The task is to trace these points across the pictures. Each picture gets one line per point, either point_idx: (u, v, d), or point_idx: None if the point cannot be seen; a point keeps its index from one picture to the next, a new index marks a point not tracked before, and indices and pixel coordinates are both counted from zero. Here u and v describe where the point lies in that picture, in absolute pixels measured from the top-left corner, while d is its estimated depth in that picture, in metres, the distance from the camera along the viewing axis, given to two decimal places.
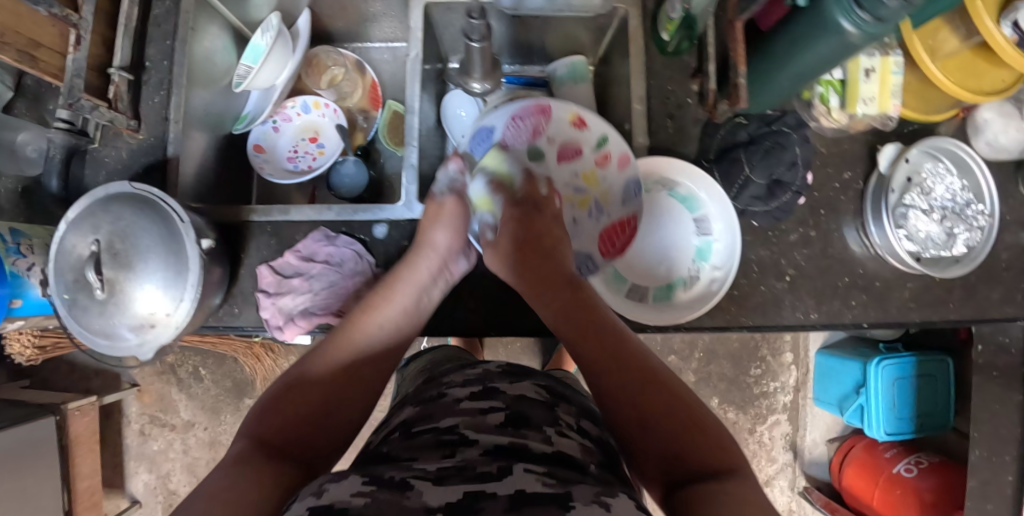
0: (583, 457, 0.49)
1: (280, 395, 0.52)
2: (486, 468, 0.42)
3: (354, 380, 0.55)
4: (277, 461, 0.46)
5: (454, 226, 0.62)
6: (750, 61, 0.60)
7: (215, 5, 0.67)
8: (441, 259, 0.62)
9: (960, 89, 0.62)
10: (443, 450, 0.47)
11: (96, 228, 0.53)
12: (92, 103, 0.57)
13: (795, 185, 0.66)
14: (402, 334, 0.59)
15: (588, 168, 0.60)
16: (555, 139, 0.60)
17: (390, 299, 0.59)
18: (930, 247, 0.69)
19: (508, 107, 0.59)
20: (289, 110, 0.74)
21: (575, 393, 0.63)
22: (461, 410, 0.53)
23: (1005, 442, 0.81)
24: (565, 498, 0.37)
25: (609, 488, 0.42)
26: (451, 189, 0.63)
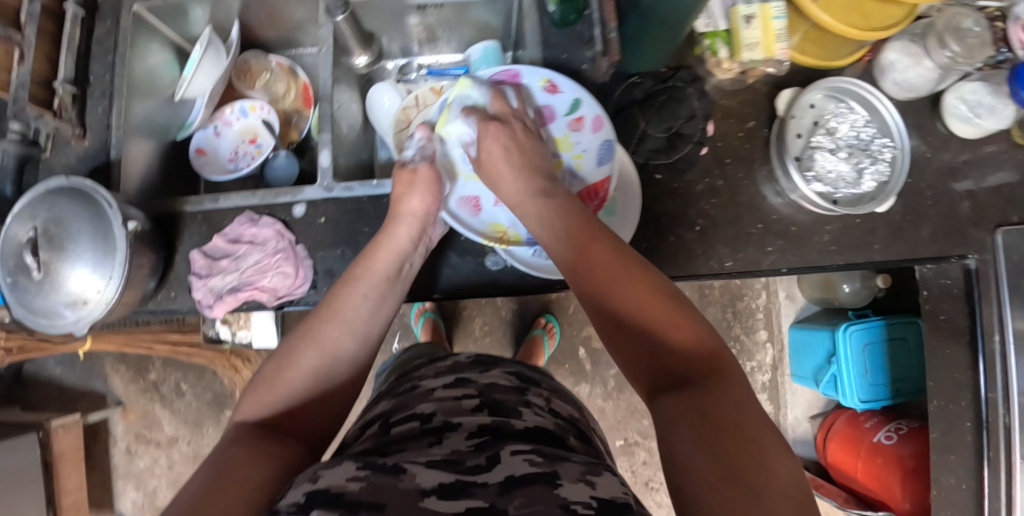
0: (559, 432, 0.49)
1: (269, 372, 0.53)
2: (475, 460, 0.41)
3: (340, 357, 0.55)
4: (277, 438, 0.48)
5: (427, 192, 0.64)
6: (629, 19, 0.63)
7: (155, 25, 0.74)
8: (421, 222, 0.64)
9: (846, 27, 0.64)
10: (428, 438, 0.46)
11: (34, 217, 0.59)
12: (36, 112, 0.64)
13: (696, 136, 0.68)
14: (387, 304, 0.60)
15: (561, 134, 0.68)
16: (529, 99, 0.68)
17: (372, 269, 0.60)
18: (840, 187, 0.70)
19: (478, 77, 0.67)
20: (228, 115, 0.81)
21: (541, 374, 0.62)
22: (438, 398, 0.52)
23: (960, 388, 0.77)
24: (552, 478, 0.38)
25: (592, 466, 0.42)
26: (422, 157, 0.66)
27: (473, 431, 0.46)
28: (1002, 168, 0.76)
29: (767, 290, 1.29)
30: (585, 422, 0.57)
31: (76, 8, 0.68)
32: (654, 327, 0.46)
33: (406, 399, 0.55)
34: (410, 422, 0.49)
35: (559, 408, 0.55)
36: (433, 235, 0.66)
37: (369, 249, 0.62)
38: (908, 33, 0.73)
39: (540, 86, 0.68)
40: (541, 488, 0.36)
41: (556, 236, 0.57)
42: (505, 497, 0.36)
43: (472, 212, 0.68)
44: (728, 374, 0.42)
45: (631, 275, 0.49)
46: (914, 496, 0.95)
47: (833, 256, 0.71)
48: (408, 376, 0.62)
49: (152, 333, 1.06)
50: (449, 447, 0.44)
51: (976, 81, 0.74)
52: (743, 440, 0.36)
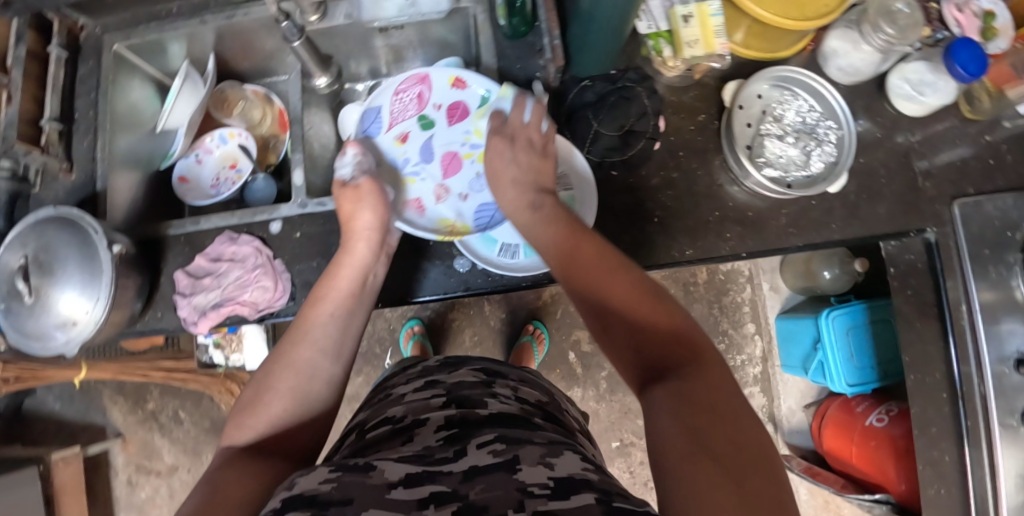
0: (524, 414, 0.50)
1: (249, 399, 0.54)
2: (442, 453, 0.42)
3: (316, 375, 0.57)
4: (264, 457, 0.49)
5: (373, 206, 0.67)
6: (573, 26, 0.67)
7: (135, 62, 0.79)
8: (378, 235, 0.66)
9: (778, 17, 0.67)
10: (401, 437, 0.47)
11: (24, 245, 0.62)
12: (25, 148, 0.69)
13: (648, 132, 0.74)
14: (354, 318, 0.63)
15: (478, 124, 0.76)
16: (440, 102, 0.76)
17: (335, 287, 0.63)
18: (792, 170, 0.73)
19: (389, 86, 0.75)
20: (208, 143, 0.86)
21: (509, 367, 0.62)
22: (408, 401, 0.53)
23: (932, 359, 0.76)
24: (511, 463, 0.38)
25: (553, 447, 0.42)
26: (359, 173, 0.69)
27: (440, 425, 0.47)
28: (955, 144, 0.79)
29: (751, 284, 1.31)
30: (553, 404, 0.58)
31: (59, 50, 0.73)
32: (640, 317, 0.50)
33: (380, 408, 0.55)
34: (383, 427, 0.50)
35: (527, 394, 0.56)
36: (388, 243, 0.69)
37: (331, 268, 0.65)
38: (845, 20, 0.75)
39: (447, 84, 0.75)
40: (500, 475, 0.37)
41: (549, 243, 0.61)
42: (467, 483, 0.37)
43: (418, 212, 0.74)
44: (707, 355, 0.45)
45: (618, 274, 0.54)
46: (907, 475, 0.94)
47: (791, 238, 0.73)
48: (382, 387, 0.62)
49: (147, 361, 1.09)
50: (420, 444, 0.44)
51: (917, 61, 0.76)
52: (716, 410, 0.39)
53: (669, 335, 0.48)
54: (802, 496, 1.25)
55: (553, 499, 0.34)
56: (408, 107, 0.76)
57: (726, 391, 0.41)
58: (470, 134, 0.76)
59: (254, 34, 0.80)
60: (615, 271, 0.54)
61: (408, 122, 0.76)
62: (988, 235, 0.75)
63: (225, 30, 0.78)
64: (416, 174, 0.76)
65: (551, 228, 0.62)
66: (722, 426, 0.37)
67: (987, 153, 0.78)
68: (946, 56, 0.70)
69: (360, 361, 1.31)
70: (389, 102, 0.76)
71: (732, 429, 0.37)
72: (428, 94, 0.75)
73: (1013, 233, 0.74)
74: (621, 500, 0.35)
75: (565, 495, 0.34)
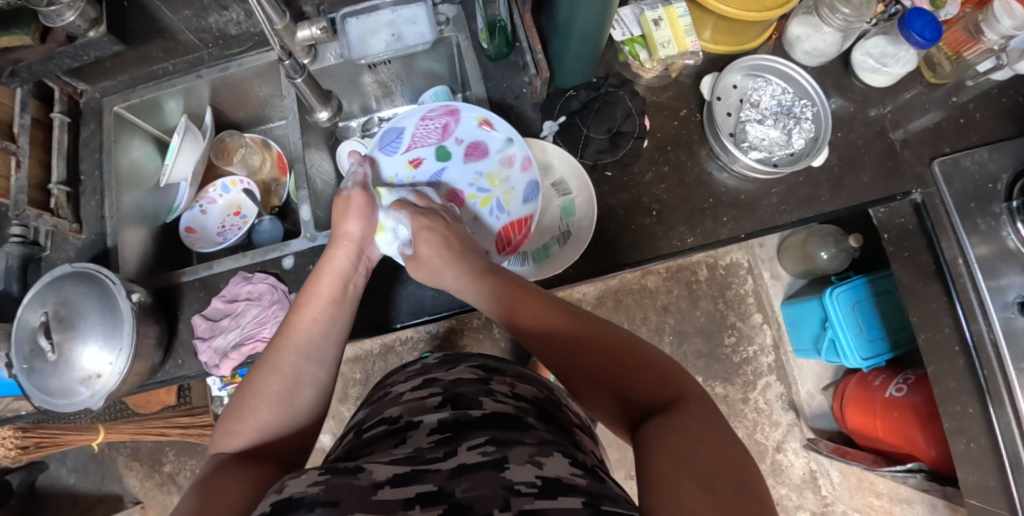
0: (518, 414, 0.49)
1: (236, 403, 0.54)
2: (433, 454, 0.42)
3: (302, 379, 0.55)
4: (253, 463, 0.49)
5: (363, 216, 0.64)
6: (553, 39, 0.71)
7: (133, 121, 0.82)
8: (358, 246, 0.64)
9: (742, 12, 0.71)
10: (394, 439, 0.47)
11: (45, 303, 0.63)
12: (36, 213, 0.70)
13: (636, 132, 0.74)
14: (337, 323, 0.60)
15: (493, 169, 0.70)
16: (462, 137, 0.71)
17: (317, 293, 0.60)
18: (775, 150, 0.76)
19: (417, 110, 0.71)
20: (212, 193, 0.88)
21: (507, 364, 0.63)
22: (405, 401, 0.53)
23: (938, 316, 0.78)
24: (499, 461, 0.39)
25: (544, 447, 0.42)
26: (356, 184, 0.65)
27: (433, 427, 0.46)
28: (926, 110, 0.83)
29: (751, 275, 1.32)
30: (551, 401, 0.58)
31: (62, 116, 0.75)
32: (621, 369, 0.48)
33: (378, 407, 0.55)
34: (380, 427, 0.50)
35: (524, 392, 0.56)
36: (371, 256, 0.67)
37: (313, 276, 0.62)
38: (803, 7, 0.81)
39: (474, 122, 0.71)
40: (488, 472, 0.37)
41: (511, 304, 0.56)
42: (454, 480, 0.37)
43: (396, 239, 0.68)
44: (697, 402, 0.44)
45: (592, 327, 0.52)
46: (936, 441, 0.94)
47: (784, 215, 0.76)
48: (382, 384, 0.63)
49: (163, 419, 1.10)
50: (412, 445, 0.44)
51: (876, 36, 0.81)
52: (706, 456, 0.37)
53: (661, 390, 0.46)
54: (834, 479, 1.24)
55: (540, 498, 0.35)
56: (431, 134, 0.71)
57: (718, 439, 0.39)
58: (481, 177, 0.71)
59: (248, 83, 0.83)
60: (587, 325, 0.52)
61: (425, 149, 0.71)
62: (971, 189, 0.78)
63: (220, 82, 0.81)
64: None
65: (511, 283, 0.59)
66: (712, 473, 0.36)
67: (957, 114, 0.83)
68: (902, 29, 0.74)
69: None
70: (413, 125, 0.70)
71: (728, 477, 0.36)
72: (455, 127, 0.71)
73: (994, 184, 0.78)
74: (609, 503, 0.35)
75: (552, 496, 0.35)
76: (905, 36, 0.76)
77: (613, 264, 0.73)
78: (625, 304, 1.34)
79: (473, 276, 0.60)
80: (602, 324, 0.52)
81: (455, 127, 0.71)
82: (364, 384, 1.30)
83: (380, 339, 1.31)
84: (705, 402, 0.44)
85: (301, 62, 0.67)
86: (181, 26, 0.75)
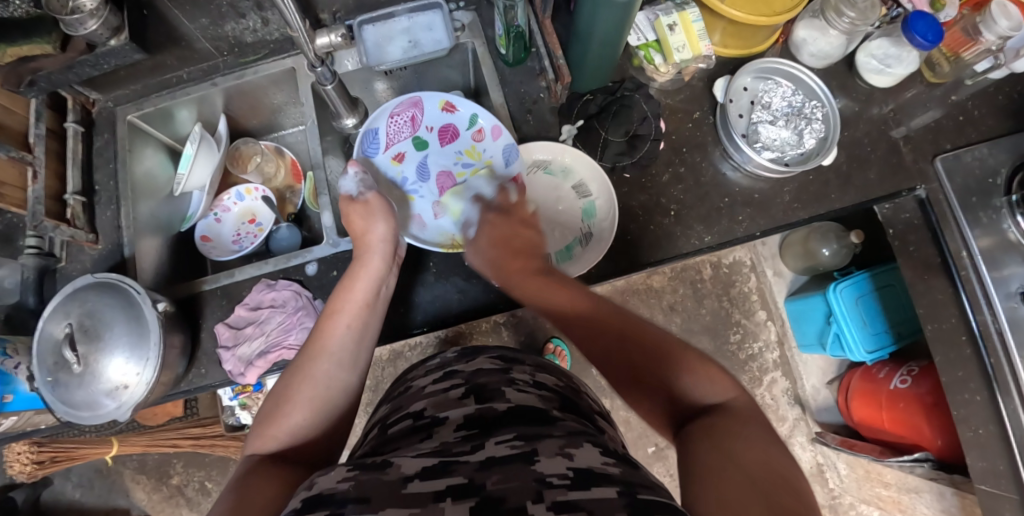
0: (543, 405, 0.46)
1: (269, 410, 0.53)
2: (460, 448, 0.39)
3: (334, 386, 0.55)
4: (286, 464, 0.49)
5: (383, 215, 0.66)
6: (573, 43, 0.72)
7: (146, 130, 0.81)
8: (391, 247, 0.66)
9: (754, 17, 0.73)
10: (420, 434, 0.44)
11: (68, 314, 0.62)
12: (53, 223, 0.69)
13: (652, 134, 0.75)
14: (370, 329, 0.61)
15: (469, 145, 0.77)
16: (431, 124, 0.77)
17: (351, 298, 0.61)
18: (787, 150, 0.78)
19: (384, 108, 0.75)
20: (226, 202, 0.88)
21: (527, 354, 0.60)
22: (428, 394, 0.50)
23: (945, 307, 0.80)
24: (529, 455, 0.36)
25: (573, 438, 0.40)
26: (365, 189, 0.68)
27: (459, 423, 0.43)
28: (927, 107, 0.86)
29: (755, 273, 1.35)
30: (572, 389, 0.55)
31: (76, 125, 0.75)
32: (665, 367, 0.49)
33: (401, 402, 0.53)
34: (405, 421, 0.47)
35: (545, 380, 0.53)
36: (399, 253, 0.69)
37: (346, 282, 0.63)
38: (810, 11, 0.83)
39: (439, 107, 0.76)
40: (518, 466, 0.34)
41: (558, 305, 0.59)
42: (484, 472, 0.34)
43: (419, 227, 0.76)
44: (742, 409, 0.45)
45: (632, 328, 0.53)
46: (943, 430, 0.96)
47: (797, 213, 0.78)
48: (403, 380, 0.61)
49: (175, 431, 1.09)
50: (438, 440, 0.41)
51: (879, 39, 0.84)
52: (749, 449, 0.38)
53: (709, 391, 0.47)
54: (841, 471, 1.27)
55: (574, 489, 0.32)
56: (404, 128, 0.77)
57: (762, 437, 0.40)
58: (461, 154, 0.77)
59: (263, 90, 0.83)
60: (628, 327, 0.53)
61: (404, 143, 0.77)
62: (973, 184, 0.81)
63: (234, 90, 0.81)
64: (415, 192, 0.77)
65: (554, 285, 0.60)
66: (755, 462, 0.37)
67: (957, 111, 0.85)
68: (905, 31, 0.77)
69: None
70: (386, 124, 0.76)
71: (773, 467, 0.37)
72: (422, 117, 0.76)
73: (994, 179, 0.80)
74: (645, 490, 0.33)
75: (585, 486, 0.32)
76: (907, 39, 0.78)
77: (634, 264, 0.74)
78: (631, 304, 1.36)
79: (527, 276, 0.63)
80: (642, 322, 0.53)
81: (422, 116, 0.77)
82: (374, 391, 1.30)
83: (389, 345, 1.30)
84: (748, 408, 0.45)
85: (331, 69, 0.69)
86: (197, 34, 0.74)
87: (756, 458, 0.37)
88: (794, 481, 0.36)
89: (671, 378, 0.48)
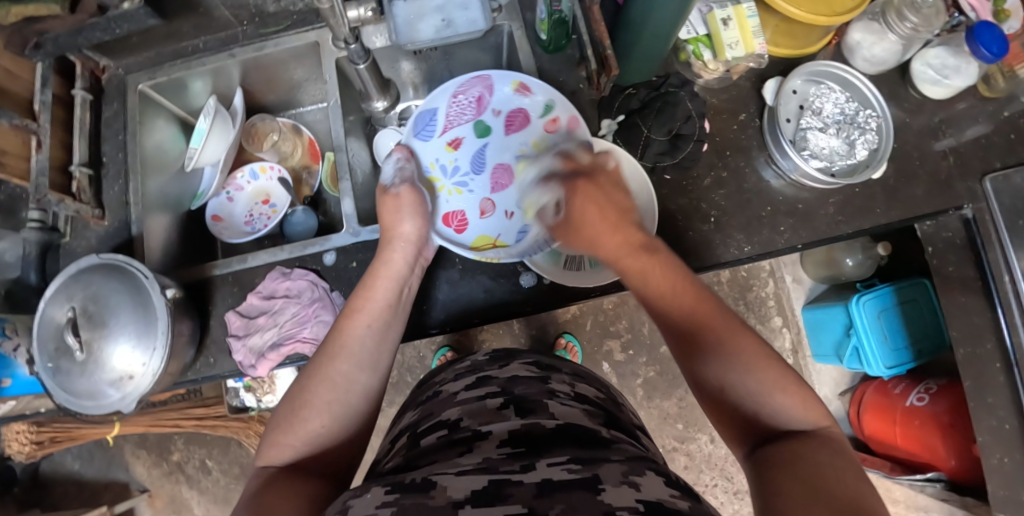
0: (590, 423, 0.43)
1: (284, 414, 0.49)
2: (507, 467, 0.36)
3: (354, 389, 0.51)
4: (302, 477, 0.46)
5: (416, 214, 0.64)
6: (621, 35, 0.67)
7: (158, 100, 0.77)
8: (415, 246, 0.63)
9: (812, 16, 0.69)
10: (459, 448, 0.40)
11: (71, 297, 0.59)
12: (57, 197, 0.66)
13: (696, 134, 0.71)
14: (392, 329, 0.57)
15: (537, 136, 0.70)
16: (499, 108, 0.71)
17: (371, 297, 0.57)
18: (836, 160, 0.75)
19: (449, 87, 0.69)
20: (239, 180, 0.85)
21: (563, 361, 0.57)
22: (461, 402, 0.47)
23: (981, 331, 0.77)
24: (591, 482, 0.33)
25: (634, 464, 0.37)
26: (403, 181, 0.65)
27: (503, 438, 0.40)
28: (976, 122, 0.79)
29: (773, 278, 1.32)
30: (611, 401, 0.52)
31: (84, 93, 0.71)
32: (751, 387, 0.44)
33: (431, 407, 0.49)
34: (439, 432, 0.43)
35: (586, 392, 0.50)
36: (427, 253, 0.65)
37: (367, 279, 0.59)
38: (867, 13, 0.78)
39: (510, 90, 0.70)
40: (581, 494, 0.31)
41: (659, 298, 0.51)
42: (544, 500, 0.31)
43: (460, 228, 0.73)
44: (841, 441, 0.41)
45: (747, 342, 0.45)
46: (958, 452, 0.96)
47: (841, 227, 0.74)
48: (429, 382, 0.57)
49: (177, 411, 1.07)
50: (480, 455, 0.38)
51: (938, 47, 0.78)
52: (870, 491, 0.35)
53: (809, 421, 0.42)
54: None
55: None
56: (466, 111, 0.71)
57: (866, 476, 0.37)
58: (526, 146, 0.71)
59: (283, 65, 0.78)
60: (747, 342, 0.45)
61: (463, 128, 0.72)
62: None
63: (252, 63, 0.76)
64: (463, 185, 0.73)
65: (656, 268, 0.52)
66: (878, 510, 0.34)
67: (1008, 128, 0.79)
68: (968, 39, 0.72)
69: (390, 392, 1.26)
70: (446, 105, 0.71)
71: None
72: (489, 99, 0.71)
73: None
74: None
75: None
76: (970, 50, 0.73)
77: None
78: None
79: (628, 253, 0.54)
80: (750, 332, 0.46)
81: (490, 98, 0.71)
82: None
83: None
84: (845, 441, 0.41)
85: (365, 48, 0.65)
86: (217, 2, 0.69)
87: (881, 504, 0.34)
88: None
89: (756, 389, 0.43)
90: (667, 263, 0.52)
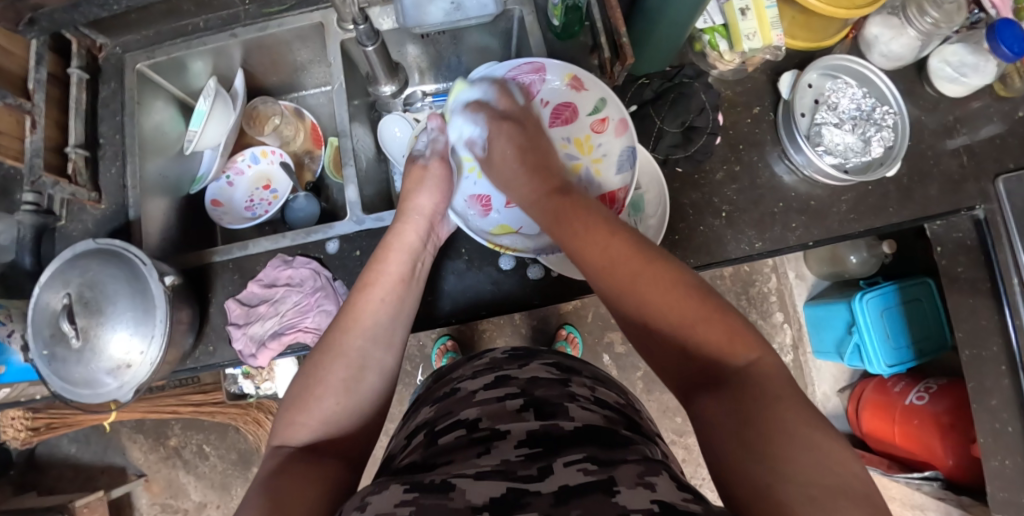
0: (610, 425, 0.42)
1: (298, 391, 0.48)
2: (525, 471, 0.35)
3: (369, 365, 0.51)
4: (321, 458, 0.44)
5: (439, 189, 0.65)
6: (637, 20, 0.65)
7: (157, 81, 0.75)
8: (428, 221, 0.63)
9: (829, 8, 0.66)
10: (476, 449, 0.39)
11: (67, 283, 0.57)
12: (53, 180, 0.64)
13: (710, 127, 0.68)
14: (406, 307, 0.57)
15: (582, 134, 0.65)
16: (549, 99, 0.66)
17: (385, 271, 0.57)
18: (851, 157, 0.73)
19: (500, 69, 0.66)
20: (240, 163, 0.82)
21: (582, 363, 0.56)
22: (481, 402, 0.46)
23: (989, 333, 0.76)
24: (608, 484, 0.32)
25: (651, 465, 0.35)
26: (434, 153, 0.65)
27: (521, 440, 0.39)
28: (990, 121, 0.77)
29: (776, 273, 1.31)
30: (631, 407, 0.51)
31: (80, 72, 0.69)
32: (663, 318, 0.43)
33: (448, 406, 0.48)
34: (456, 431, 0.42)
35: (605, 396, 0.49)
36: (439, 234, 0.66)
37: (380, 251, 0.59)
38: (887, 7, 0.76)
39: (563, 81, 0.65)
40: (599, 499, 0.31)
41: (570, 237, 0.51)
42: (561, 507, 0.30)
43: (481, 212, 0.67)
44: (775, 376, 0.38)
45: (658, 273, 0.44)
46: (955, 450, 0.97)
47: (853, 225, 0.72)
48: (446, 378, 0.56)
49: (175, 397, 1.07)
50: (498, 457, 0.37)
51: (956, 44, 0.76)
52: (801, 445, 0.33)
53: (735, 359, 0.40)
54: None
55: None
56: None
57: (803, 420, 0.34)
58: (569, 142, 0.66)
59: (285, 46, 0.76)
60: (654, 275, 0.45)
61: None
62: None
63: (253, 44, 0.74)
64: None
65: (575, 212, 0.52)
66: (811, 471, 0.31)
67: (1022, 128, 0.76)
68: (989, 36, 0.70)
69: None
70: None
71: (829, 472, 0.31)
72: (540, 87, 0.66)
73: None
74: None
75: None
76: (989, 47, 0.71)
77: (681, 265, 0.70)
78: None
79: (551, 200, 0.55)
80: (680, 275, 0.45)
81: (540, 87, 0.66)
82: None
83: None
84: (781, 372, 0.38)
85: (374, 28, 0.63)
86: None
87: (811, 464, 0.32)
88: (860, 489, 0.31)
89: (672, 315, 0.43)
90: (581, 205, 0.52)
